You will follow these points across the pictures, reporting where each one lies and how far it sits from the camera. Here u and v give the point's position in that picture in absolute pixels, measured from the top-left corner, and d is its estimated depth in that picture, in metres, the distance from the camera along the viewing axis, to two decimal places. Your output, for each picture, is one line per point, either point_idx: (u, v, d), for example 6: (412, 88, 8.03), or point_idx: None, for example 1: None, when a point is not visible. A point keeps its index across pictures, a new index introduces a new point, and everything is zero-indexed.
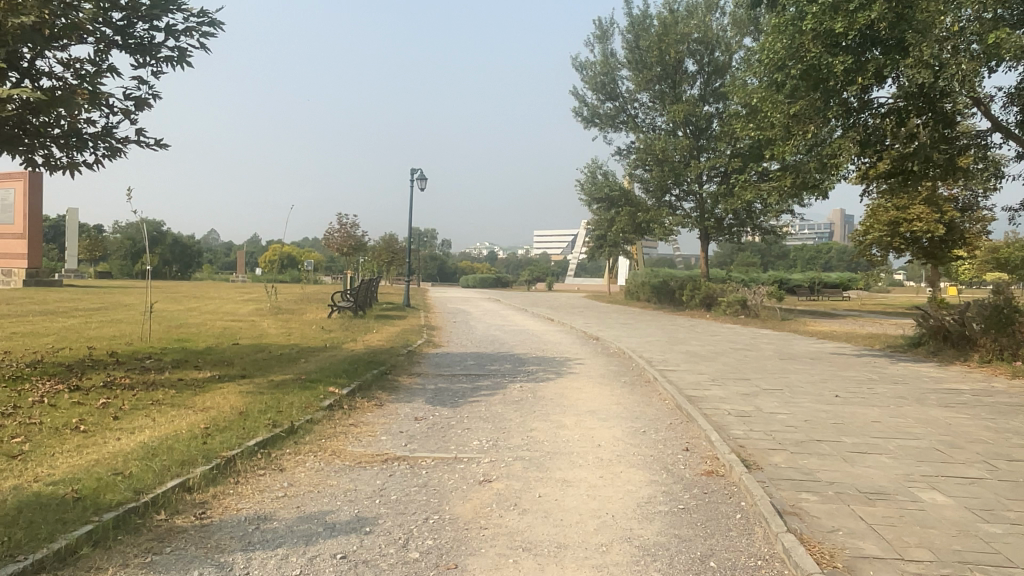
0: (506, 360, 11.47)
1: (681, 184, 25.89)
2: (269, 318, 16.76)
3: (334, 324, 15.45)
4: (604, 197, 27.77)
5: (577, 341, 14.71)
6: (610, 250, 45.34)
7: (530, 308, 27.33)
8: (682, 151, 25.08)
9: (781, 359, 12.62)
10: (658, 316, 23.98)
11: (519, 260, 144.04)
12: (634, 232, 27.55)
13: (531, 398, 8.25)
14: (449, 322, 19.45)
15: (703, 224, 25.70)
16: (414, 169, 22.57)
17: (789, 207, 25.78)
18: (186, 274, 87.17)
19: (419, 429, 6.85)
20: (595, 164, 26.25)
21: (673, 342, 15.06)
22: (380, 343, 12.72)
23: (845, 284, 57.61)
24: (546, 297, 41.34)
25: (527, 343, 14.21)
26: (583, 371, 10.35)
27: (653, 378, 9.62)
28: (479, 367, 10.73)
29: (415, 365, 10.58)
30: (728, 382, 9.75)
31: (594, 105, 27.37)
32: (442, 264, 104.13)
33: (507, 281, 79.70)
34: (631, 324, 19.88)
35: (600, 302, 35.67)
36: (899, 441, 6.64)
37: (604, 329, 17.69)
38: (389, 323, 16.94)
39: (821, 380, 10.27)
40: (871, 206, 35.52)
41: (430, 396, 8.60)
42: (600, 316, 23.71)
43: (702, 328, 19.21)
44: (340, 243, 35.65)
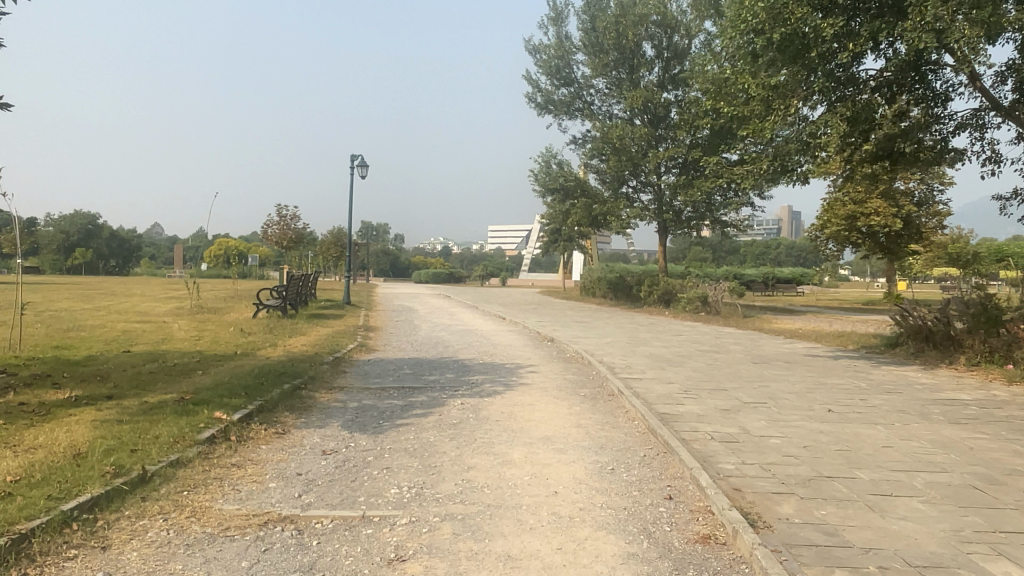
0: (447, 368, 9.94)
1: (639, 174, 24.65)
2: (185, 318, 14.92)
3: (256, 325, 13.72)
4: (558, 188, 26.40)
5: (530, 342, 13.25)
6: (565, 244, 44.15)
7: (481, 305, 25.81)
8: (640, 140, 23.77)
9: (754, 364, 11.36)
10: (615, 313, 22.73)
11: (473, 256, 142.59)
12: (590, 225, 26.27)
13: (473, 420, 6.76)
14: (390, 321, 17.83)
15: (661, 216, 24.52)
16: (353, 155, 20.77)
17: (749, 200, 24.77)
18: (123, 269, 83.27)
19: (323, 468, 5.29)
20: (550, 152, 24.82)
21: (634, 344, 13.73)
22: (304, 348, 11.10)
23: (798, 280, 57.47)
24: (498, 293, 39.85)
25: (475, 346, 12.72)
26: (535, 381, 8.89)
27: (618, 390, 8.22)
28: (414, 377, 9.18)
29: (339, 375, 9.00)
30: (703, 394, 8.40)
31: (549, 90, 25.92)
32: (394, 260, 101.79)
33: (460, 277, 78.23)
34: (588, 323, 18.53)
35: (554, 298, 34.32)
36: (925, 476, 5.33)
37: (558, 329, 16.26)
38: (321, 322, 15.27)
39: (805, 389, 9.01)
40: (827, 200, 34.98)
41: (349, 417, 7.03)
42: (554, 313, 22.31)
43: (662, 327, 17.94)
44: (279, 236, 33.60)
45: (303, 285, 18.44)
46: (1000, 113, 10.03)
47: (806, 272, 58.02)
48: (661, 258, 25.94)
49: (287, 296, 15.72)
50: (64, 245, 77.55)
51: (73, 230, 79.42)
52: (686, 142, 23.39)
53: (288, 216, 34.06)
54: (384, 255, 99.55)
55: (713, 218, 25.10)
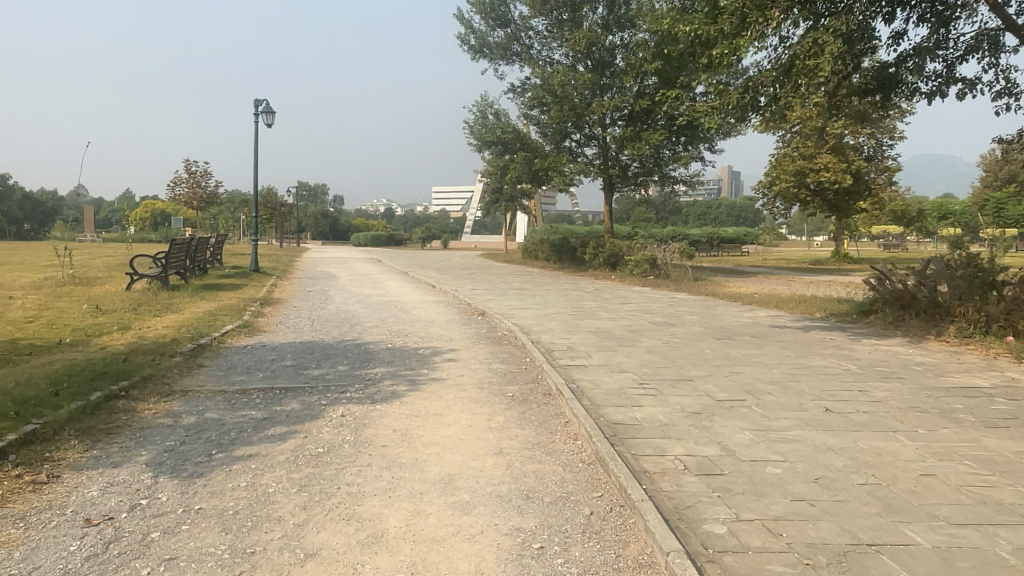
0: (341, 356, 7.82)
1: (582, 125, 22.59)
2: (40, 291, 12.39)
3: (121, 301, 11.31)
4: (495, 140, 24.15)
5: (454, 317, 11.20)
6: (508, 204, 41.98)
7: (410, 269, 23.60)
8: (583, 88, 21.63)
9: (719, 340, 9.59)
10: (558, 279, 20.85)
11: (415, 218, 138.94)
12: (530, 182, 24.15)
13: (346, 447, 4.70)
14: (300, 292, 15.51)
15: (606, 172, 22.51)
16: (258, 102, 18.13)
17: (698, 154, 23.03)
18: (38, 234, 77.59)
19: (60, 563, 3.18)
20: (486, 101, 22.50)
21: (576, 317, 11.82)
22: (166, 329, 8.84)
23: (743, 239, 56.63)
24: (435, 257, 37.55)
25: (388, 322, 10.61)
26: (449, 374, 6.86)
27: (555, 389, 6.26)
28: (292, 372, 7.05)
29: (189, 371, 6.82)
30: (664, 389, 6.51)
31: (483, 32, 23.56)
32: (333, 223, 97.99)
33: (401, 239, 75.45)
34: (527, 291, 16.60)
35: (494, 261, 32.19)
36: (1008, 536, 3.54)
37: (492, 299, 14.25)
38: (209, 295, 12.90)
39: (788, 376, 7.22)
40: (777, 157, 33.63)
41: (170, 445, 4.89)
42: (491, 279, 20.29)
43: (609, 294, 16.10)
44: (189, 197, 30.67)
45: (198, 250, 15.96)
46: (1016, 34, 8.28)
47: (750, 231, 57.27)
48: (606, 218, 23.97)
49: (170, 264, 13.32)
50: None
51: None
52: (632, 90, 21.42)
53: (199, 174, 31.04)
54: (322, 218, 95.70)
55: (662, 173, 23.27)
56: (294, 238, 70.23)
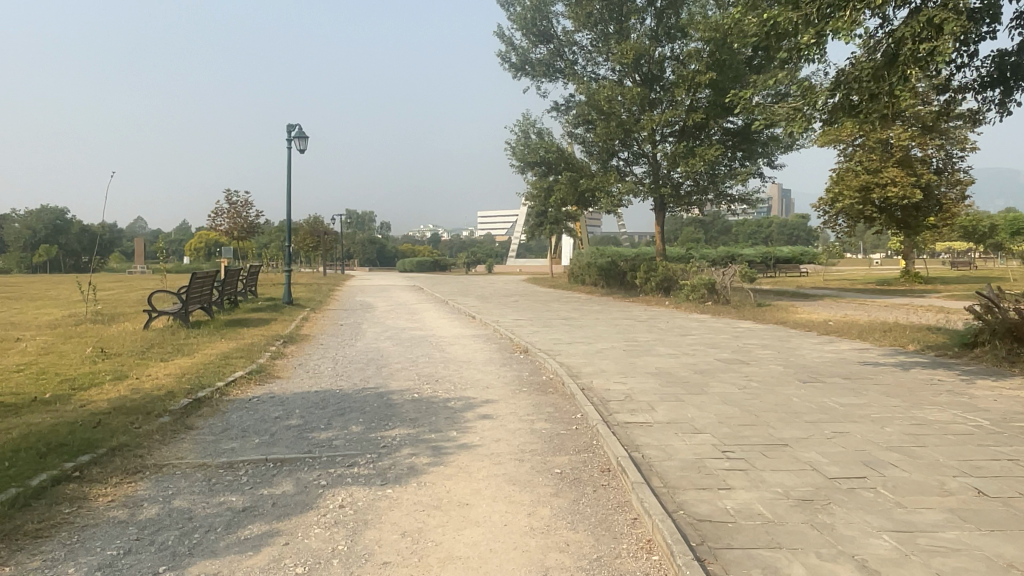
0: (358, 412, 6.60)
1: (631, 142, 21.29)
2: (51, 332, 11.52)
3: (132, 342, 10.33)
4: (539, 161, 22.95)
5: (494, 356, 9.94)
6: (553, 228, 40.63)
7: (452, 298, 22.42)
8: (631, 104, 20.33)
9: (805, 384, 8.12)
10: (608, 306, 19.45)
11: (461, 243, 138.71)
12: (576, 204, 22.83)
13: (336, 565, 3.45)
14: (332, 325, 14.46)
15: (658, 191, 21.01)
16: (291, 126, 17.31)
17: (756, 170, 21.49)
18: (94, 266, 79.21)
19: None
20: (528, 119, 21.35)
21: (632, 354, 10.45)
22: (166, 379, 7.74)
23: (800, 259, 54.02)
24: (480, 282, 36.44)
25: (420, 363, 9.40)
26: (483, 438, 5.56)
27: (614, 461, 4.92)
28: (295, 435, 5.85)
29: (173, 437, 5.66)
30: (755, 460, 5.11)
31: (525, 48, 22.50)
32: (378, 249, 98.15)
33: (446, 264, 74.73)
34: (575, 321, 15.25)
35: (540, 287, 30.85)
36: None
37: (537, 332, 12.94)
38: (231, 333, 11.90)
39: (910, 439, 5.73)
40: (838, 172, 31.72)
41: (109, 556, 3.68)
42: (536, 308, 19.01)
43: (665, 324, 14.63)
44: (230, 227, 30.28)
45: (226, 282, 15.10)
46: None
47: (807, 250, 54.68)
48: (657, 240, 22.49)
49: (192, 299, 12.41)
50: (28, 242, 73.93)
51: (40, 226, 75.92)
52: (684, 104, 20.06)
53: (240, 204, 30.62)
54: (370, 245, 96.05)
55: (717, 191, 21.70)
56: (340, 264, 70.19)
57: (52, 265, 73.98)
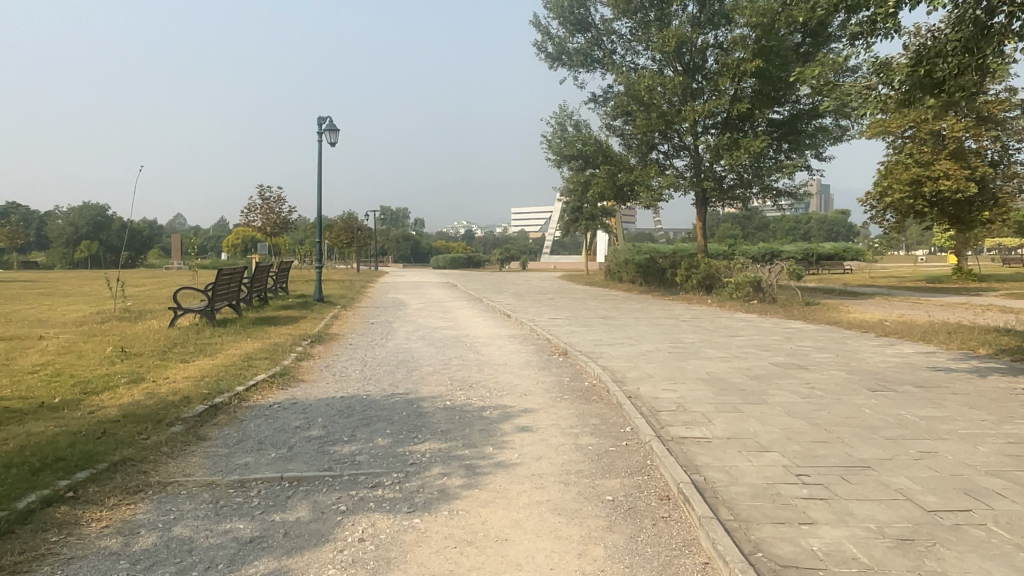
0: (386, 422, 6.04)
1: (671, 133, 20.49)
2: (75, 330, 11.19)
3: (155, 341, 9.93)
4: (575, 154, 22.25)
5: (532, 358, 9.33)
6: (589, 224, 39.84)
7: (486, 295, 21.89)
8: (672, 94, 19.52)
9: (874, 393, 7.38)
10: (647, 304, 18.71)
11: (494, 239, 138.36)
12: (614, 198, 22.07)
13: None
14: (362, 324, 13.99)
15: (700, 185, 20.10)
16: (322, 119, 16.89)
17: (803, 163, 20.55)
18: (134, 262, 80.52)
19: None
20: (564, 111, 20.66)
21: (679, 357, 9.77)
22: (185, 383, 7.28)
23: (842, 255, 52.34)
24: (514, 279, 35.87)
25: (453, 365, 8.84)
26: (523, 456, 4.96)
27: (673, 487, 4.28)
28: (315, 448, 5.31)
29: (183, 449, 5.16)
30: (837, 488, 4.43)
31: (562, 38, 21.81)
32: (412, 246, 98.26)
33: (480, 261, 74.38)
34: (614, 320, 14.58)
35: (575, 284, 30.16)
36: None
37: (576, 332, 12.30)
38: (258, 332, 11.47)
39: (1011, 462, 5.00)
40: (886, 164, 30.42)
41: None
42: (573, 306, 18.35)
43: (711, 324, 13.88)
44: (263, 223, 30.14)
45: (256, 279, 14.72)
46: None
47: (851, 247, 52.96)
48: (699, 236, 21.62)
49: (219, 296, 12.02)
50: (70, 238, 75.35)
51: (82, 222, 77.35)
52: (728, 93, 19.17)
53: (273, 200, 30.41)
54: (404, 242, 96.01)
55: (762, 185, 20.78)
56: (373, 261, 70.19)
57: (94, 262, 75.26)
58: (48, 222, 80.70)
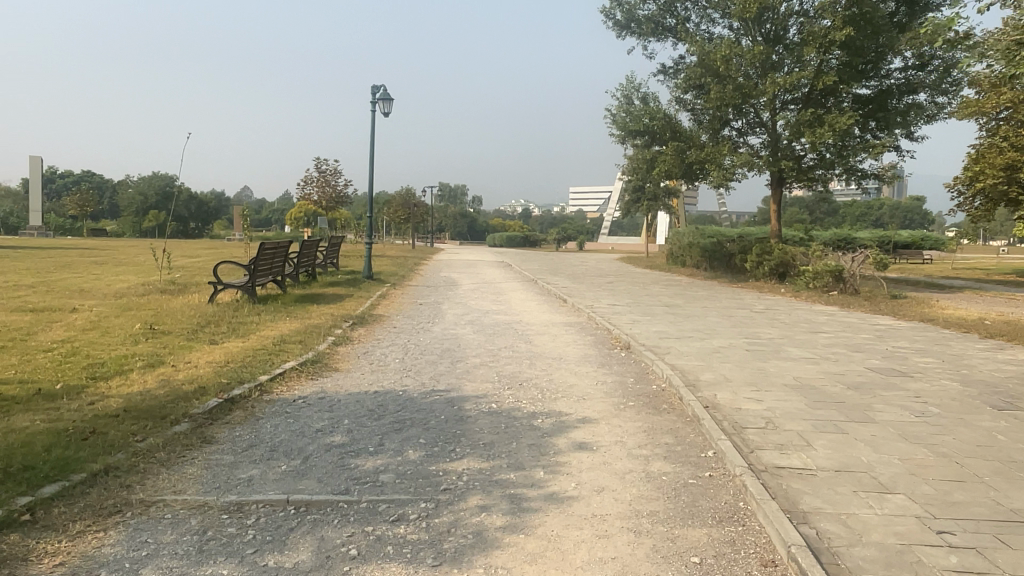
0: (422, 428, 5.18)
1: (747, 107, 19.04)
2: (112, 303, 10.71)
3: (189, 319, 9.34)
4: (642, 129, 20.98)
5: (591, 352, 8.36)
6: (650, 205, 38.31)
7: (542, 277, 20.94)
8: (751, 65, 18.07)
9: (1004, 413, 6.17)
10: (715, 292, 17.47)
11: (552, 218, 136.95)
12: (682, 178, 20.73)
13: None
14: (410, 305, 13.22)
15: (777, 164, 18.63)
16: (376, 88, 16.10)
17: (893, 142, 18.87)
18: (200, 232, 82.35)
19: None
20: (632, 83, 19.41)
21: (759, 356, 8.67)
22: (206, 368, 6.57)
23: (920, 244, 49.38)
24: (572, 260, 34.80)
25: (503, 358, 7.94)
26: (582, 487, 4.01)
27: (780, 549, 3.27)
28: (334, 459, 4.48)
29: (182, 456, 4.40)
30: (998, 558, 3.36)
31: (632, 5, 20.48)
32: (470, 223, 97.94)
33: (537, 240, 73.42)
34: (681, 309, 13.46)
35: (636, 268, 28.92)
36: None
37: (639, 322, 11.27)
38: (299, 311, 10.78)
39: None
40: (979, 147, 28.01)
41: None
42: (636, 292, 17.25)
43: (788, 317, 12.64)
44: (319, 197, 29.75)
45: (302, 254, 14.10)
46: None
47: (929, 235, 49.98)
48: (773, 220, 20.14)
49: (260, 271, 11.38)
50: (140, 207, 77.41)
51: (151, 192, 79.32)
52: (813, 65, 17.63)
53: (329, 172, 29.97)
54: (462, 218, 95.63)
55: (846, 166, 19.16)
56: (430, 236, 69.85)
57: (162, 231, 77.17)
58: (119, 191, 83.01)
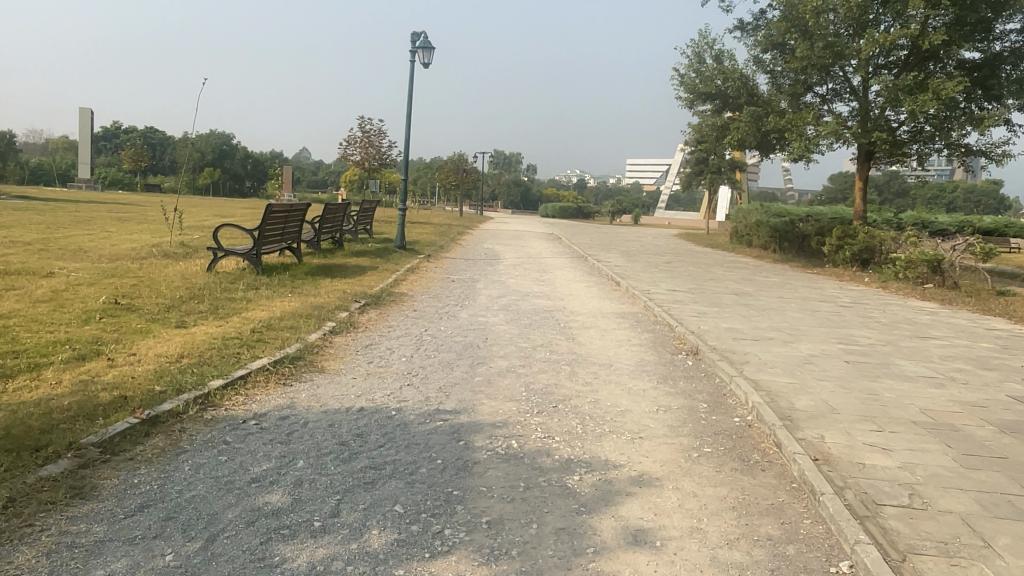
0: (403, 484, 3.56)
1: (835, 70, 16.72)
2: (99, 267, 9.43)
3: (171, 291, 7.93)
4: (713, 92, 18.81)
5: (648, 358, 6.63)
6: (713, 178, 35.80)
7: (594, 253, 19.13)
8: (844, 19, 15.69)
9: None
10: (789, 279, 15.44)
11: (607, 190, 133.82)
12: (756, 148, 18.53)
13: None
14: (440, 282, 11.65)
15: (868, 137, 16.27)
16: (416, 35, 14.35)
17: (1006, 116, 16.27)
18: (253, 192, 82.52)
19: None
20: (705, 39, 17.24)
21: (864, 373, 6.79)
22: (148, 365, 5.10)
23: (1003, 230, 45.52)
24: (627, 235, 32.77)
25: (538, 361, 6.29)
26: None
27: None
28: (252, 546, 2.89)
29: (24, 530, 2.89)
30: None
31: None
32: (523, 191, 96.15)
33: (590, 212, 71.29)
34: (753, 300, 11.55)
35: (696, 245, 26.80)
36: None
37: (706, 316, 9.44)
38: (308, 284, 9.28)
39: None
40: None
41: None
42: (697, 275, 15.34)
43: (883, 316, 10.63)
44: (361, 158, 28.31)
45: (325, 219, 12.60)
46: None
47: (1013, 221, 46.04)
48: (858, 199, 17.82)
49: (268, 238, 9.90)
50: (195, 165, 77.81)
51: (207, 149, 79.61)
52: (916, 22, 15.16)
53: (373, 133, 28.53)
54: (515, 186, 93.71)
55: (947, 142, 16.66)
56: (480, 204, 68.30)
57: (216, 189, 77.50)
58: (176, 148, 83.59)
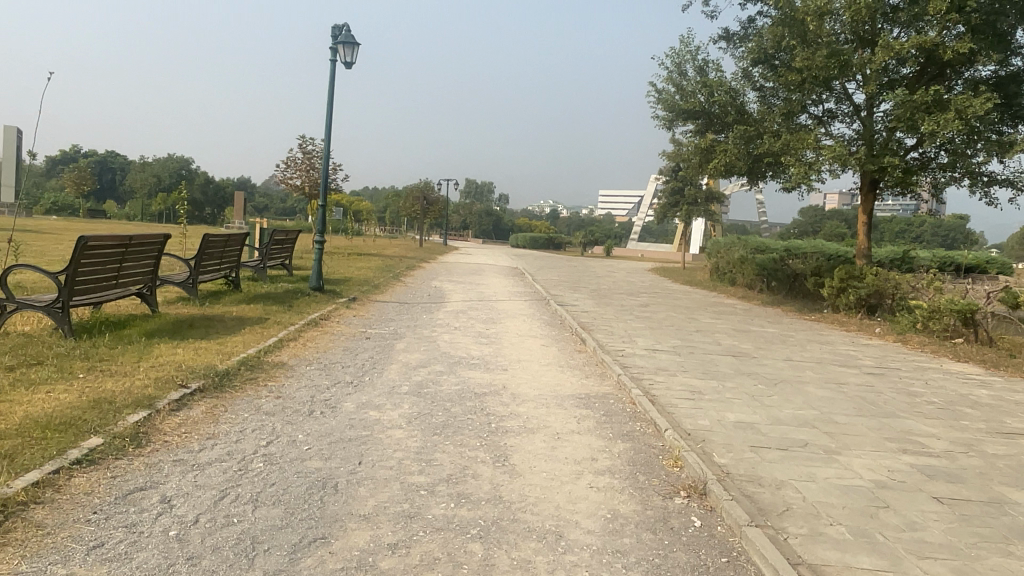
0: None
1: (837, 85, 14.38)
2: None
3: None
4: (698, 109, 16.42)
5: (625, 516, 3.81)
6: (689, 211, 33.45)
7: (558, 294, 16.42)
8: (850, 23, 13.41)
9: None
10: (787, 330, 12.86)
11: (579, 222, 132.27)
12: (744, 172, 16.12)
13: None
14: (348, 339, 8.77)
15: (876, 162, 13.88)
16: (338, 28, 11.62)
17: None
18: (212, 219, 79.20)
19: None
20: (688, 46, 14.86)
21: (979, 532, 4.06)
22: None
23: None
24: (598, 270, 30.20)
25: (426, 532, 3.44)
26: None
27: None
28: None
29: None
30: None
31: None
32: (494, 221, 93.85)
33: (560, 243, 69.08)
34: (758, 366, 8.84)
35: (673, 283, 24.26)
36: None
37: (705, 400, 6.68)
38: (132, 352, 6.38)
39: None
40: None
41: None
42: (679, 324, 12.65)
43: (933, 394, 7.97)
44: (302, 181, 25.41)
45: (206, 254, 9.70)
46: None
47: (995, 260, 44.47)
48: (861, 235, 15.41)
49: (89, 283, 6.98)
50: (150, 191, 74.47)
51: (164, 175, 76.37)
52: (934, 29, 12.89)
53: (316, 154, 25.68)
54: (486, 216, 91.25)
55: (966, 168, 14.27)
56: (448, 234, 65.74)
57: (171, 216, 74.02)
58: (132, 172, 80.16)
